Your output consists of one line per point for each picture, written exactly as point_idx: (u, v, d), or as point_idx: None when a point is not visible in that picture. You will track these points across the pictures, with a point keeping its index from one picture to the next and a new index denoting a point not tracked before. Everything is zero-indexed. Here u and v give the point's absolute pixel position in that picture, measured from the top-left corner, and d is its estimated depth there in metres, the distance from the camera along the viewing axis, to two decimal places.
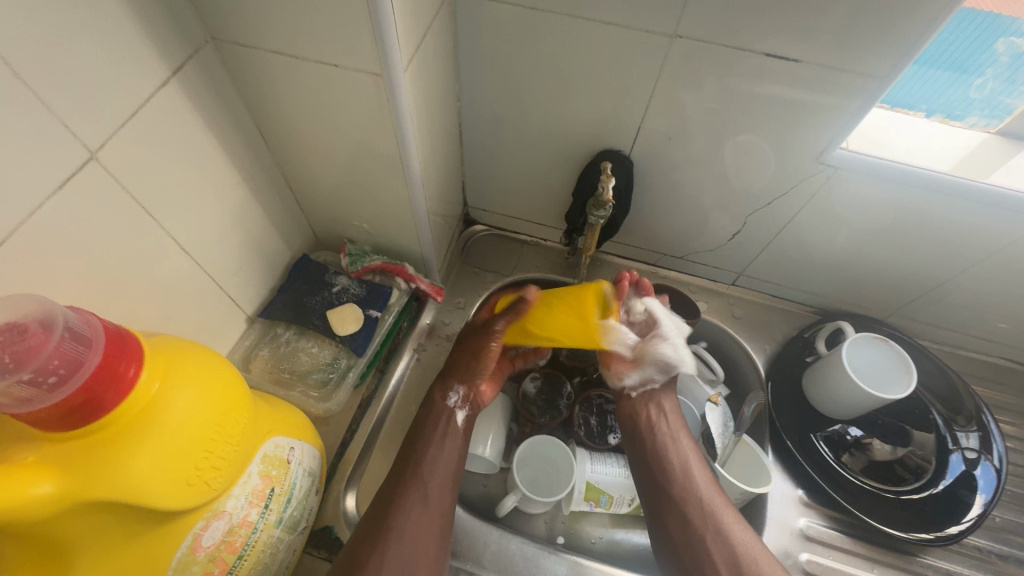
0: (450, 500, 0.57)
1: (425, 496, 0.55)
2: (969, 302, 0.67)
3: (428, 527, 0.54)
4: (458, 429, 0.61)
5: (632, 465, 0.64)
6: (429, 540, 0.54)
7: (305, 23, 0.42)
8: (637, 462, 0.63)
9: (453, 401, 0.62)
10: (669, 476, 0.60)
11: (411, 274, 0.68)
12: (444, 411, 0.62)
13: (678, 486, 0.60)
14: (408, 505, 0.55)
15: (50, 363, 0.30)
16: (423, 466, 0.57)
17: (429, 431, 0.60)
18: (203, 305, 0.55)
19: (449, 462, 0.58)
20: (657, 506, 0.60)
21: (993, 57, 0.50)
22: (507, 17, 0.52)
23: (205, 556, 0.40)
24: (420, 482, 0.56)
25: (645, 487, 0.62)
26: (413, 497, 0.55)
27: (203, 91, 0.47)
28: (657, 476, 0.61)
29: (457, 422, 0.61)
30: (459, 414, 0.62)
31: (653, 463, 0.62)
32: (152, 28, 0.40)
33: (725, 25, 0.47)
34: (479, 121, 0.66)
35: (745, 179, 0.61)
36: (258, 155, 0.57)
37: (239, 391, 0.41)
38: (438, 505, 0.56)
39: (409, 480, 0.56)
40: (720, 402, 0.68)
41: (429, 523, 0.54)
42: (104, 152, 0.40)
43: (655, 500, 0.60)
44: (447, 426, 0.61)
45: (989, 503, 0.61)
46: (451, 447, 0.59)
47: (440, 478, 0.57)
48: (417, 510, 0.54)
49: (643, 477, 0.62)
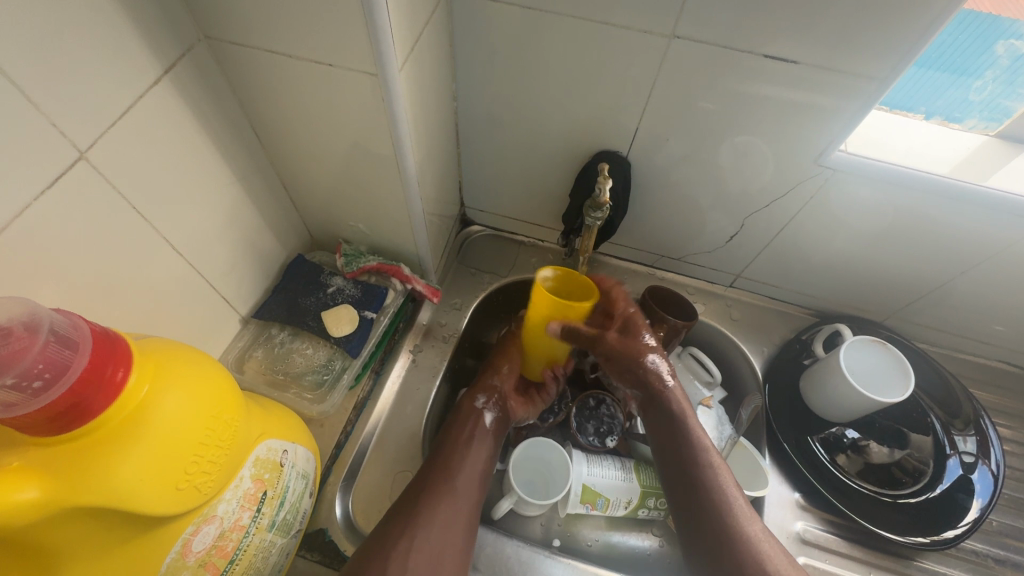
0: (480, 497, 0.56)
1: (454, 489, 0.55)
2: (968, 306, 0.67)
3: (456, 519, 0.53)
4: (487, 431, 0.62)
5: (659, 454, 0.57)
6: (458, 533, 0.52)
7: (299, 22, 0.42)
8: (661, 450, 0.57)
9: (480, 405, 0.64)
10: (694, 473, 0.54)
11: (406, 274, 0.68)
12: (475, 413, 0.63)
13: (704, 484, 0.53)
14: (439, 495, 0.54)
15: (35, 368, 0.30)
16: (453, 460, 0.57)
17: (460, 430, 0.61)
18: (196, 305, 0.54)
19: (480, 461, 0.59)
20: (683, 506, 0.54)
21: (993, 60, 0.49)
22: (504, 17, 0.52)
23: (195, 560, 0.40)
24: (451, 473, 0.56)
25: (670, 480, 0.56)
26: (443, 490, 0.54)
27: (196, 89, 0.47)
28: (683, 471, 0.54)
29: (487, 424, 0.62)
30: (487, 415, 0.63)
31: (677, 456, 0.55)
32: (144, 26, 0.40)
33: (723, 26, 0.47)
34: (476, 122, 0.65)
35: (743, 181, 0.61)
36: (252, 154, 0.56)
37: (230, 394, 0.41)
38: (467, 498, 0.55)
39: (439, 474, 0.56)
40: (713, 405, 0.69)
41: (455, 517, 0.53)
42: (94, 152, 0.39)
43: (679, 495, 0.54)
44: (477, 427, 0.62)
45: (986, 508, 0.61)
46: (480, 448, 0.60)
47: (470, 473, 0.57)
48: (446, 502, 0.53)
49: (669, 471, 0.56)
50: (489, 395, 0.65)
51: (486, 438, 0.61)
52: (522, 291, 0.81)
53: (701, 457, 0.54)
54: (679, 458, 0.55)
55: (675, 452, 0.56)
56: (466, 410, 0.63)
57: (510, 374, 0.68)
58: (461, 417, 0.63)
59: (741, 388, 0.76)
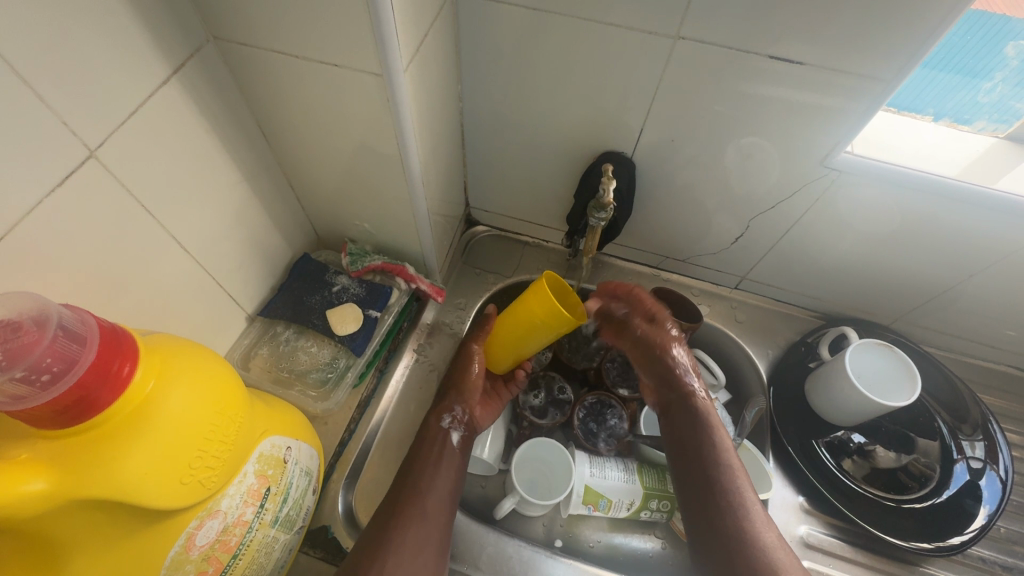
0: (450, 523, 0.54)
1: (423, 510, 0.53)
2: (976, 310, 0.66)
3: (428, 541, 0.51)
4: (454, 450, 0.60)
5: (669, 444, 0.59)
6: (429, 553, 0.51)
7: (304, 23, 0.42)
8: (670, 442, 0.59)
9: (447, 422, 0.61)
10: (709, 469, 0.54)
11: (411, 273, 0.68)
12: (439, 430, 0.60)
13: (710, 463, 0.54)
14: (408, 517, 0.52)
15: (43, 361, 0.30)
16: (421, 483, 0.55)
17: (426, 450, 0.58)
18: (202, 303, 0.55)
19: (446, 488, 0.56)
20: (688, 491, 0.54)
21: (1003, 61, 0.49)
22: (509, 19, 0.52)
23: (198, 555, 0.40)
24: (419, 497, 0.54)
25: (677, 466, 0.57)
26: (410, 512, 0.52)
27: (204, 89, 0.47)
28: (693, 459, 0.55)
29: (453, 443, 0.60)
30: (454, 435, 0.61)
31: (686, 446, 0.57)
32: (153, 27, 0.40)
33: (727, 27, 0.47)
34: (481, 122, 0.66)
35: (748, 183, 0.60)
36: (259, 153, 0.57)
37: (235, 391, 0.41)
38: (438, 521, 0.53)
39: (408, 497, 0.54)
40: (717, 407, 0.67)
41: (428, 537, 0.52)
42: (104, 150, 0.40)
43: (685, 477, 0.55)
44: (443, 447, 0.59)
45: (994, 514, 0.61)
46: (447, 468, 0.58)
47: (438, 495, 0.55)
48: (415, 524, 0.52)
49: (678, 457, 0.57)
50: (455, 413, 0.62)
51: (451, 459, 0.59)
52: None
53: (715, 447, 0.55)
54: (689, 446, 0.57)
55: (686, 442, 0.57)
56: (432, 429, 0.60)
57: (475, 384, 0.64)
58: (428, 436, 0.60)
59: (746, 391, 0.76)
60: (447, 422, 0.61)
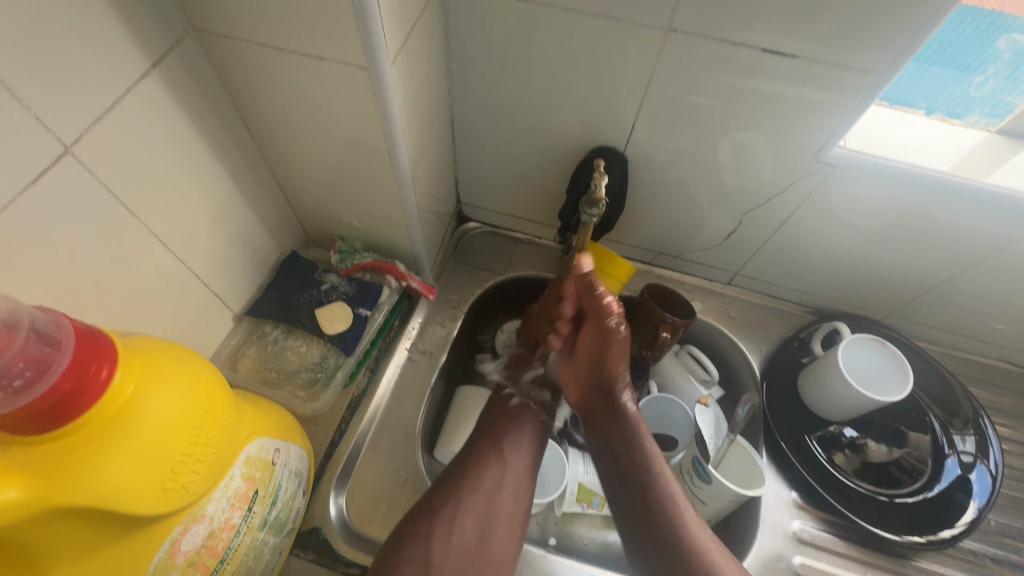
0: (535, 463, 0.59)
1: (502, 464, 0.57)
2: (966, 304, 0.66)
3: (508, 491, 0.56)
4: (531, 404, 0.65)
5: (607, 482, 0.57)
6: (510, 499, 0.56)
7: (288, 15, 0.41)
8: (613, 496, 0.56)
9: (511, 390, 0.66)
10: (635, 472, 0.55)
11: (402, 271, 0.67)
12: (507, 395, 0.65)
13: (656, 511, 0.52)
14: (481, 469, 0.57)
15: (16, 365, 0.29)
16: (502, 439, 0.59)
17: (500, 410, 0.63)
18: (187, 303, 0.54)
19: (529, 444, 0.60)
20: (620, 498, 0.55)
21: (995, 54, 0.49)
22: (498, 12, 0.51)
23: (184, 560, 0.40)
24: (498, 445, 0.59)
25: (618, 504, 0.55)
26: (493, 465, 0.57)
27: (184, 82, 0.46)
28: (646, 516, 0.52)
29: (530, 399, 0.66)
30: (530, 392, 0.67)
31: (621, 478, 0.56)
32: (131, 20, 0.39)
33: (719, 20, 0.46)
34: (471, 117, 0.65)
35: (741, 178, 0.60)
36: (243, 149, 0.55)
37: (221, 393, 0.40)
38: (522, 467, 0.58)
39: (483, 451, 0.58)
40: (711, 403, 0.62)
41: (512, 486, 0.56)
42: (80, 146, 0.38)
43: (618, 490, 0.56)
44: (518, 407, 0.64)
45: (983, 508, 0.61)
46: (527, 427, 0.61)
47: (524, 449, 0.59)
48: (495, 478, 0.56)
49: (607, 456, 0.58)
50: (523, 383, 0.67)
51: (532, 417, 0.63)
52: (519, 288, 0.81)
53: (667, 499, 0.53)
54: (631, 502, 0.54)
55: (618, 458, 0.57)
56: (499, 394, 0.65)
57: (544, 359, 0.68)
58: (498, 398, 0.65)
59: (739, 387, 0.76)
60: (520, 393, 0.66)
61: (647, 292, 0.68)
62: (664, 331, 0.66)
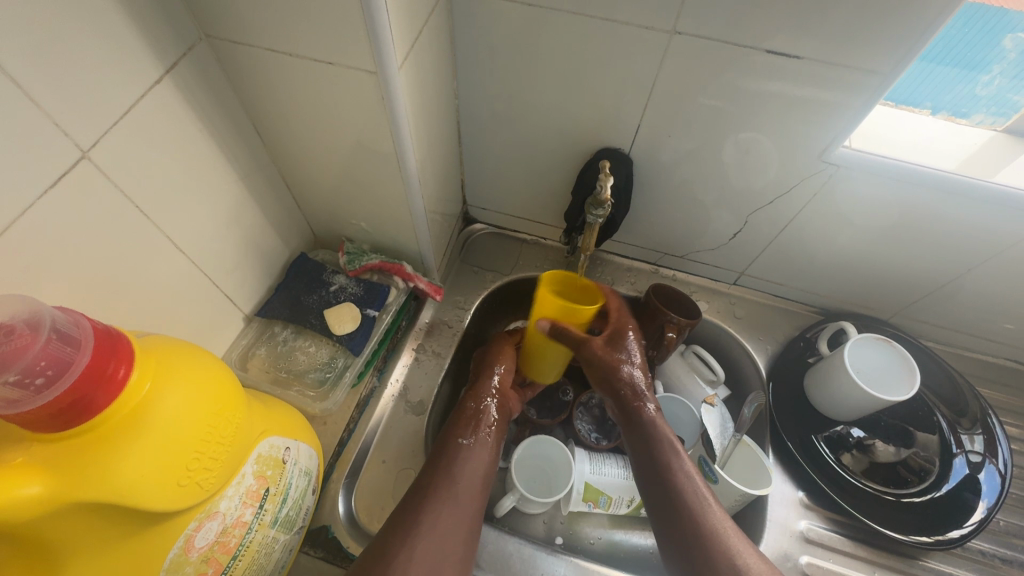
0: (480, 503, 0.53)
1: (456, 494, 0.52)
2: (973, 304, 0.66)
3: (457, 528, 0.50)
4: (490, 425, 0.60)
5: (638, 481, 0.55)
6: (457, 538, 0.49)
7: (298, 21, 0.42)
8: (648, 500, 0.53)
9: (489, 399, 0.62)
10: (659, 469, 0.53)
11: (409, 272, 0.68)
12: (473, 411, 0.61)
13: (686, 508, 0.50)
14: (440, 498, 0.51)
15: (37, 364, 0.30)
16: (455, 463, 0.55)
17: (461, 428, 0.59)
18: (199, 304, 0.54)
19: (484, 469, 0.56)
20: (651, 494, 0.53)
21: (1001, 54, 0.48)
22: (504, 16, 0.52)
23: (198, 556, 0.40)
24: (453, 480, 0.53)
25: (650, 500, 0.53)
26: (446, 493, 0.52)
27: (196, 87, 0.47)
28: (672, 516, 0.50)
29: (488, 417, 0.61)
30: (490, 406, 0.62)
31: (649, 475, 0.53)
32: (146, 26, 0.40)
33: (723, 22, 0.46)
34: (477, 119, 0.65)
35: (746, 178, 0.60)
36: (253, 152, 0.56)
37: (233, 391, 0.41)
38: (471, 501, 0.52)
39: (442, 478, 0.53)
40: (716, 403, 0.65)
41: (459, 521, 0.50)
42: (97, 151, 0.39)
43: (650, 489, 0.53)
44: (479, 424, 0.60)
45: (993, 507, 0.60)
46: (483, 452, 0.57)
47: (471, 478, 0.54)
48: (449, 508, 0.51)
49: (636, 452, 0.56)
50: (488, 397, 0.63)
51: (490, 444, 0.58)
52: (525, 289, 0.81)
53: (692, 499, 0.51)
54: (662, 500, 0.52)
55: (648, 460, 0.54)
56: (466, 410, 0.61)
57: (508, 393, 0.65)
58: (463, 414, 0.61)
59: (745, 387, 0.76)
60: (487, 404, 0.62)
61: (652, 291, 0.68)
62: (670, 331, 0.66)
